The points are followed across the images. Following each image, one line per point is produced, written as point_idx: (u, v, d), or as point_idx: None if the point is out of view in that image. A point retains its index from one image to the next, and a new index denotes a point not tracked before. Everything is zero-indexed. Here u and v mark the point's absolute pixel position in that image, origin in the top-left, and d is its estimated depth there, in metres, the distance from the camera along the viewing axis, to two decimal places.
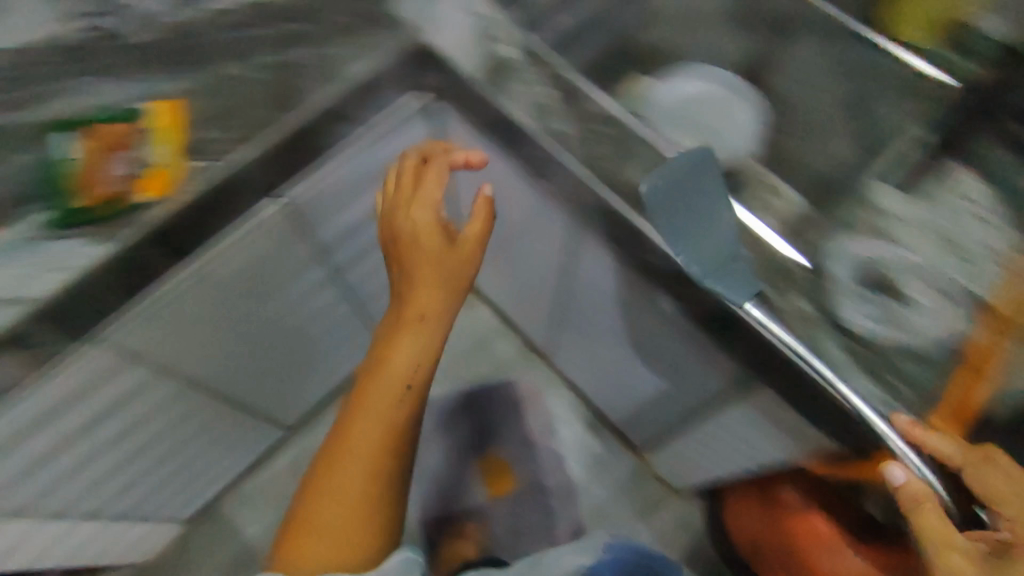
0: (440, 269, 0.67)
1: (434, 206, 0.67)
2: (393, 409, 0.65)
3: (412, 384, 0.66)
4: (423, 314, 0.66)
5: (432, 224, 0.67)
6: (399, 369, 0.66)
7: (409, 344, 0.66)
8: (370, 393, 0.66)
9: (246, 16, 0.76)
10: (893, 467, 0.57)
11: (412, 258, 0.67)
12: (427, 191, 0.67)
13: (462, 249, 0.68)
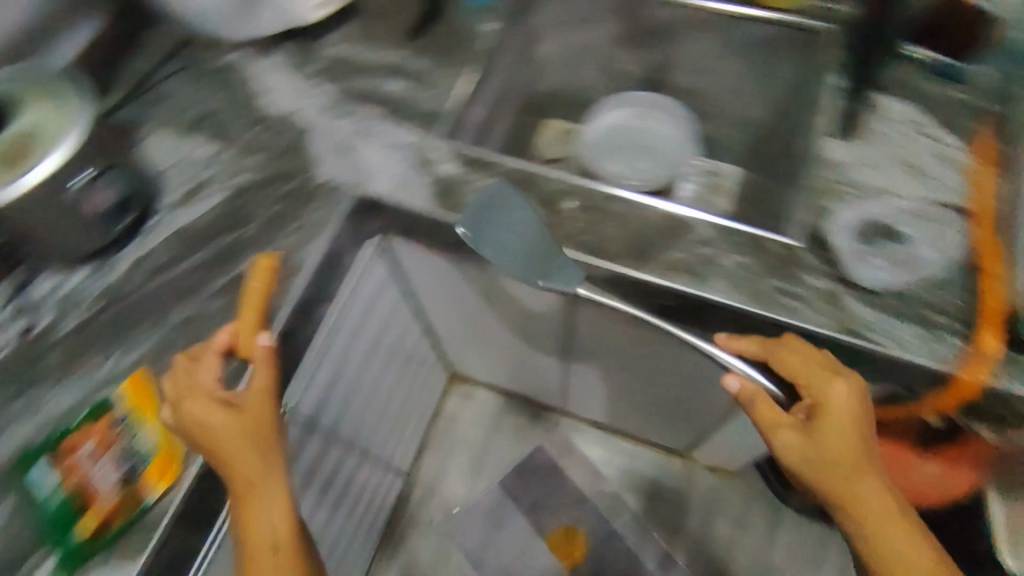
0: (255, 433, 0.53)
1: (219, 412, 0.52)
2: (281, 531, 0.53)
3: (245, 475, 0.52)
4: (252, 420, 0.53)
5: (214, 396, 0.53)
6: (255, 471, 0.52)
7: (253, 462, 0.52)
8: (261, 526, 0.52)
9: (163, 256, 0.66)
10: (727, 377, 0.59)
11: (225, 450, 0.52)
12: (198, 398, 0.53)
13: (261, 389, 0.55)
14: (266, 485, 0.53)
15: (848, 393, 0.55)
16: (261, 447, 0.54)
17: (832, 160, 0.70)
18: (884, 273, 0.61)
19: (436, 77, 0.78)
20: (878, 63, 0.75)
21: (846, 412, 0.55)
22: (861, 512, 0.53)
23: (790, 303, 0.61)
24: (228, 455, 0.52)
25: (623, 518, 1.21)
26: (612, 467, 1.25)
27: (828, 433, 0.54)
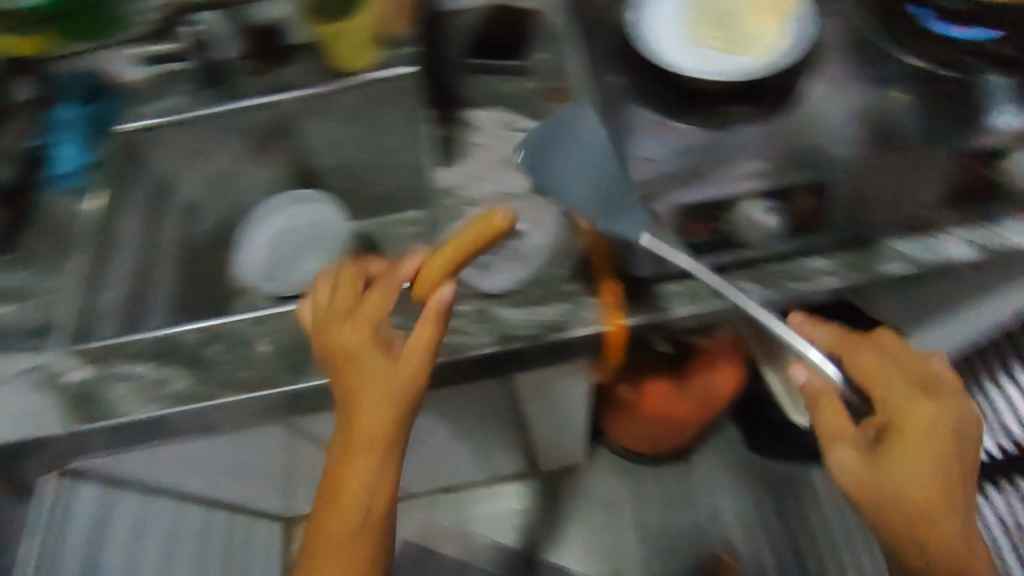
0: (368, 432, 0.52)
1: (375, 307, 0.55)
2: (387, 403, 0.52)
3: (410, 358, 0.53)
4: (426, 339, 0.54)
5: (384, 301, 0.56)
6: (378, 416, 0.52)
7: (418, 360, 0.53)
8: (342, 458, 0.53)
9: None
10: (794, 370, 0.59)
11: (358, 457, 0.52)
12: (370, 303, 0.55)
13: (433, 267, 0.56)
14: (371, 404, 0.52)
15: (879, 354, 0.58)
16: (388, 377, 0.52)
17: (450, 185, 0.72)
18: (513, 271, 0.65)
19: (42, 281, 0.72)
20: (454, 86, 0.78)
21: (930, 440, 0.52)
22: (942, 540, 0.52)
23: (448, 339, 0.63)
24: (360, 405, 0.53)
25: (507, 558, 1.20)
26: (477, 517, 1.24)
27: (892, 466, 0.52)
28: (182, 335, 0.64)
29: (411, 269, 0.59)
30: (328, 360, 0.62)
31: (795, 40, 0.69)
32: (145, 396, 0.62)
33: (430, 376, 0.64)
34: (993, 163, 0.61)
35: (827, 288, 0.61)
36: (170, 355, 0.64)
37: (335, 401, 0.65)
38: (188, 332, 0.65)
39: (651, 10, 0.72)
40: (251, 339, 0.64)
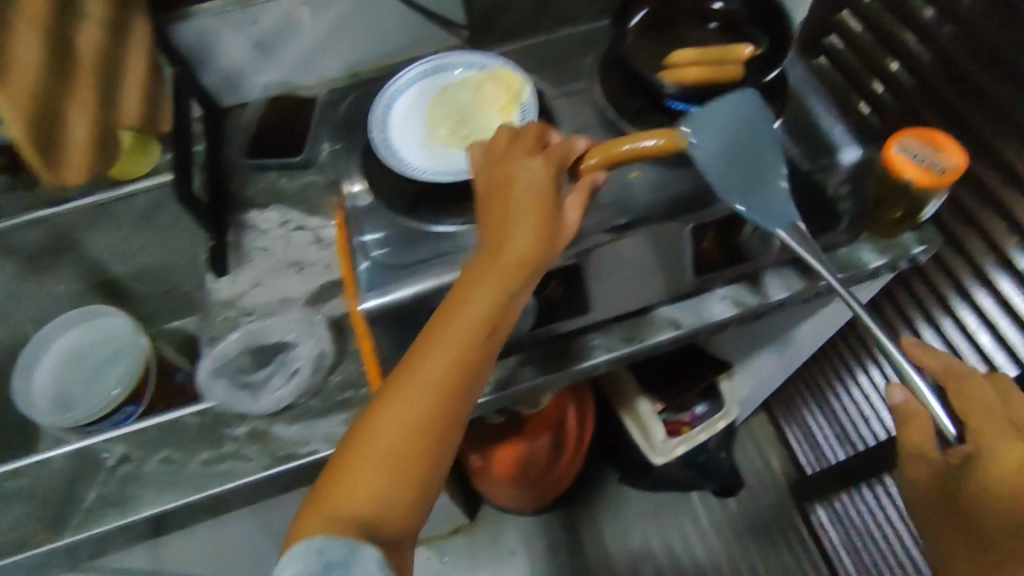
0: (468, 332, 0.44)
1: (527, 155, 0.48)
2: (447, 384, 0.43)
3: (491, 337, 0.44)
4: (514, 266, 0.45)
5: (529, 177, 0.47)
6: (447, 377, 0.43)
7: (488, 297, 0.44)
8: (413, 379, 0.43)
9: None
10: (893, 392, 0.58)
11: (449, 336, 0.43)
12: (517, 175, 0.47)
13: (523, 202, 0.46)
14: (420, 395, 0.43)
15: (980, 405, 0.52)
16: (464, 335, 0.43)
17: (225, 298, 0.70)
18: (282, 389, 0.63)
19: None
20: (234, 188, 0.76)
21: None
22: None
23: (220, 467, 0.61)
24: (451, 318, 0.44)
25: None
26: None
27: (964, 492, 0.50)
28: None
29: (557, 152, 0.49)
30: (96, 508, 0.59)
31: (523, 130, 0.59)
32: None
33: (214, 506, 0.62)
34: (734, 233, 0.61)
35: (595, 361, 0.64)
36: None
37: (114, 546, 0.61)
38: None
39: (386, 102, 0.62)
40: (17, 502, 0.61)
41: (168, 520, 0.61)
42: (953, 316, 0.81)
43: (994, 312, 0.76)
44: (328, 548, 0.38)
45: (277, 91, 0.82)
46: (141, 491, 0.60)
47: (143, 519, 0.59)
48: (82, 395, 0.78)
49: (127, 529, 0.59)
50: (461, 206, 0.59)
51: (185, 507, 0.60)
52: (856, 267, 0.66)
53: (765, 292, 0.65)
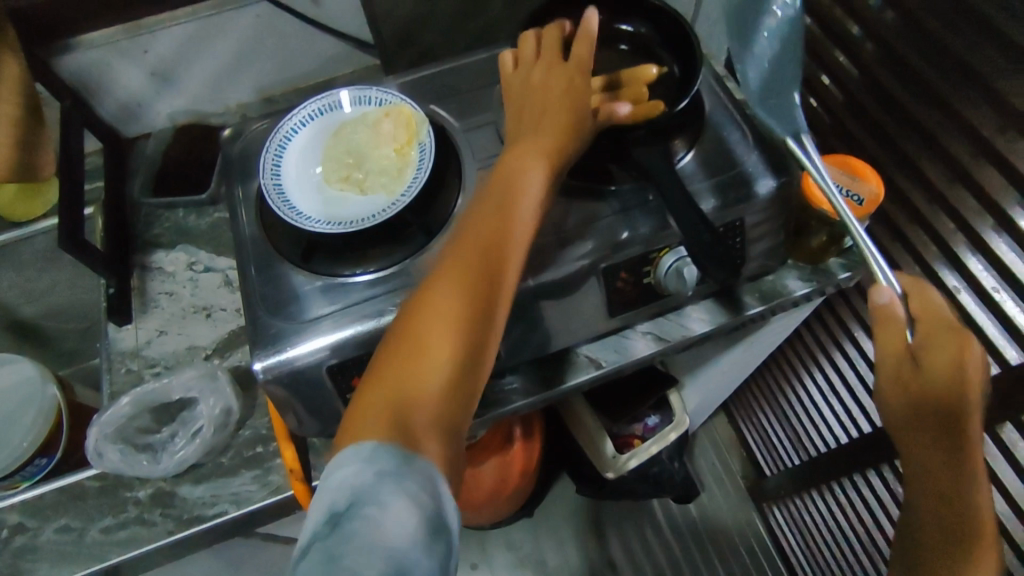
0: (509, 211, 0.46)
1: (555, 54, 0.56)
2: (481, 267, 0.43)
3: (519, 230, 0.46)
4: (544, 145, 0.49)
5: (559, 61, 0.54)
6: (484, 273, 0.43)
7: (530, 171, 0.48)
8: (431, 297, 0.42)
9: None
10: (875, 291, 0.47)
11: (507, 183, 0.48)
12: (547, 53, 0.55)
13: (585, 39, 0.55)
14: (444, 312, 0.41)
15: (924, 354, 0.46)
16: (497, 224, 0.45)
17: (127, 348, 0.66)
18: (184, 450, 0.59)
19: None
20: (139, 228, 0.73)
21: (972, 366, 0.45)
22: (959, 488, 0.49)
23: (122, 534, 0.57)
24: (482, 225, 0.46)
25: None
26: None
27: (924, 378, 0.46)
28: None
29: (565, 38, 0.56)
30: None
31: (421, 168, 0.56)
32: None
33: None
34: (648, 271, 0.58)
35: (513, 406, 0.61)
36: None
37: None
38: None
39: (279, 144, 0.59)
40: None
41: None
42: None
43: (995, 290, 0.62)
44: (377, 458, 0.34)
45: (186, 118, 0.80)
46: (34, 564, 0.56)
47: None
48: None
49: None
50: (360, 254, 0.57)
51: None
52: (781, 295, 0.64)
53: (687, 326, 0.64)
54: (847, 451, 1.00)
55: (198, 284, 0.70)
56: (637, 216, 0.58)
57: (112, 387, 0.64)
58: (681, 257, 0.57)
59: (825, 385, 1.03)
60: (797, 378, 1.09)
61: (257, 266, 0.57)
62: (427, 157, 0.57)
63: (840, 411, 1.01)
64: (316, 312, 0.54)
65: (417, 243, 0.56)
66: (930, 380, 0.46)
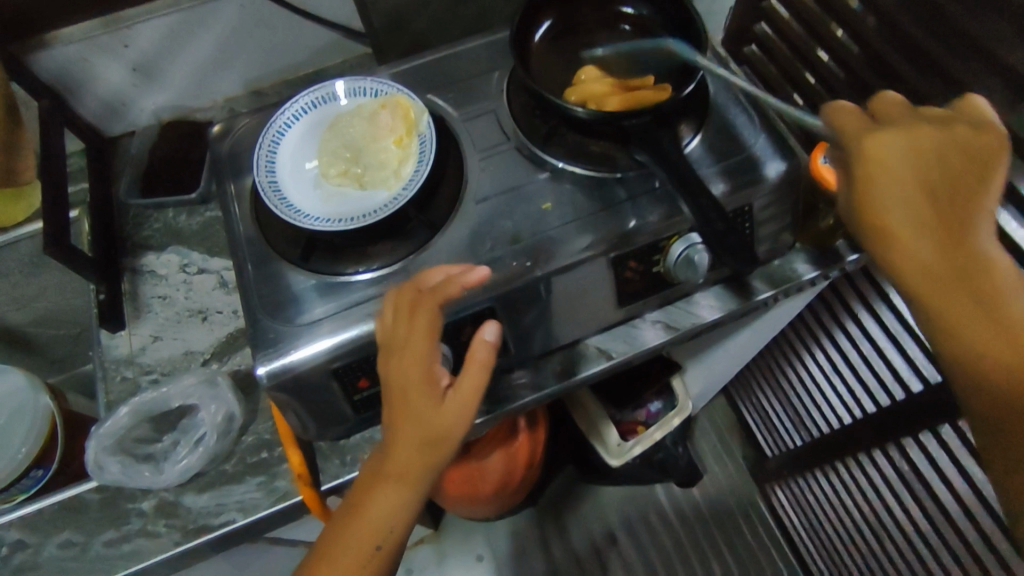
0: (419, 436, 0.48)
1: (431, 346, 0.48)
2: (391, 519, 0.49)
3: (386, 539, 0.49)
4: (408, 473, 0.49)
5: (428, 388, 0.48)
6: (355, 570, 0.48)
7: (406, 462, 0.48)
8: (348, 530, 0.49)
9: None
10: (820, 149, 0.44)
11: (411, 410, 0.48)
12: (419, 340, 0.48)
13: (462, 393, 0.49)
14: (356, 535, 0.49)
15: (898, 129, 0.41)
16: (363, 538, 0.48)
17: (122, 355, 0.64)
18: (187, 458, 0.57)
19: None
20: (127, 230, 0.71)
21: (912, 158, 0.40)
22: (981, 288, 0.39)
23: (126, 547, 0.55)
24: (353, 528, 0.49)
25: None
26: None
27: (882, 192, 0.40)
28: None
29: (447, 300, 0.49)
30: None
31: (422, 162, 0.55)
32: None
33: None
34: (658, 259, 0.57)
35: (523, 402, 0.60)
36: None
37: None
38: None
39: (271, 140, 0.57)
40: None
41: None
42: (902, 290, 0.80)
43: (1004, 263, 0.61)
44: None
45: (171, 115, 0.77)
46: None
47: None
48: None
49: None
50: (360, 252, 0.55)
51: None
52: (790, 279, 0.64)
53: (696, 314, 0.63)
54: (850, 431, 1.00)
55: (193, 286, 0.68)
56: (645, 204, 0.56)
57: (107, 395, 0.62)
58: (692, 244, 0.56)
59: (823, 368, 1.03)
60: (798, 360, 1.08)
61: (256, 268, 0.55)
62: (429, 148, 0.55)
63: (838, 392, 1.02)
64: (321, 312, 0.52)
65: (420, 239, 0.55)
66: (918, 166, 0.40)
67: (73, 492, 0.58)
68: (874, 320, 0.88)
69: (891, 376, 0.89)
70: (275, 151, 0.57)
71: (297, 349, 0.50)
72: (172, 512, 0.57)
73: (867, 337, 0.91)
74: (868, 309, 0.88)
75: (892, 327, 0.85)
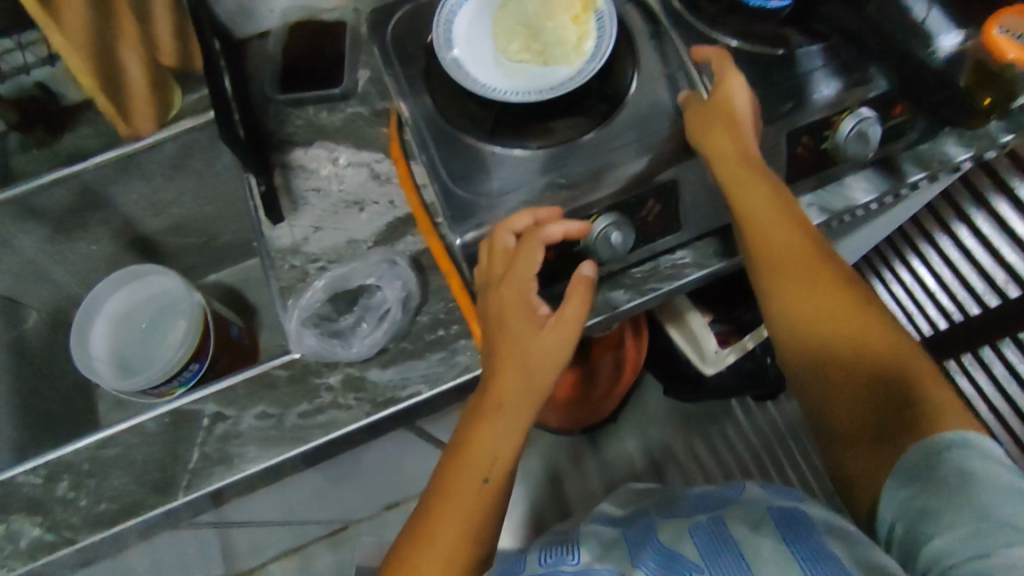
0: (519, 361, 0.52)
1: (530, 277, 0.51)
2: (503, 446, 0.52)
3: (492, 471, 0.51)
4: (510, 407, 0.52)
5: (526, 314, 0.52)
6: (476, 501, 0.51)
7: (513, 388, 0.52)
8: (457, 475, 0.52)
9: None
10: None
11: (505, 342, 0.52)
12: (521, 270, 0.51)
13: (565, 318, 0.52)
14: (467, 466, 0.51)
15: (724, 94, 0.55)
16: (471, 472, 0.51)
17: (286, 245, 0.66)
18: (373, 334, 0.60)
19: None
20: (271, 127, 0.71)
21: (721, 124, 0.53)
22: (759, 228, 0.54)
23: (322, 417, 0.58)
24: (462, 467, 0.52)
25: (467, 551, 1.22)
26: None
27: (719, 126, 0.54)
28: (43, 472, 0.58)
29: (552, 237, 0.51)
30: (204, 462, 0.57)
31: (603, 36, 0.55)
32: (18, 552, 0.55)
33: (320, 454, 0.59)
34: (828, 136, 0.58)
35: (686, 280, 0.61)
36: (31, 502, 0.57)
37: (221, 498, 0.59)
38: (46, 465, 0.58)
39: (447, 19, 0.58)
40: (115, 462, 0.58)
41: (275, 469, 0.58)
42: (1009, 195, 0.88)
43: None
44: None
45: (300, 15, 0.77)
46: (245, 444, 0.58)
47: (250, 472, 0.57)
48: (146, 360, 0.74)
49: (236, 482, 0.57)
50: (544, 126, 0.56)
51: (294, 456, 0.57)
52: (942, 161, 0.64)
53: (851, 196, 0.64)
54: (935, 339, 0.98)
55: (344, 179, 0.69)
56: (819, 78, 0.57)
57: (278, 277, 0.64)
58: (864, 118, 0.56)
59: (903, 287, 1.02)
60: (872, 280, 1.07)
61: (438, 145, 0.57)
62: (608, 20, 0.56)
63: (924, 307, 1.01)
64: (508, 183, 0.55)
65: (600, 113, 0.57)
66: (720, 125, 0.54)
67: (265, 368, 0.60)
68: (987, 218, 0.91)
69: (1002, 275, 0.90)
70: (454, 29, 0.57)
71: (492, 218, 0.54)
72: (362, 381, 0.59)
73: (979, 241, 0.93)
74: (982, 205, 0.91)
75: (1008, 218, 0.89)
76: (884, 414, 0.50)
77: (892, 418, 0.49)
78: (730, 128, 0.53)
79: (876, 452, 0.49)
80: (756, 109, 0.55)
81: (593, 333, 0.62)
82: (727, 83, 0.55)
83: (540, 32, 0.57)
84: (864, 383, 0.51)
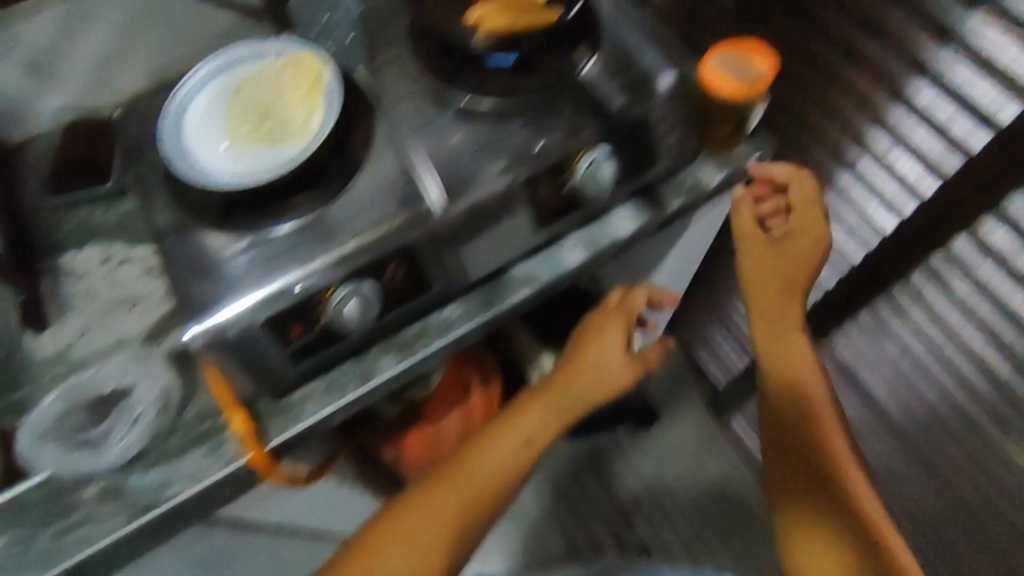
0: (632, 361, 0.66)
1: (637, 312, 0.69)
2: (550, 426, 0.63)
3: (533, 443, 0.62)
4: (570, 394, 0.64)
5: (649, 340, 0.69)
6: (502, 466, 0.60)
7: (615, 380, 0.65)
8: (495, 440, 0.61)
9: None
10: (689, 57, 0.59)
11: (603, 343, 0.66)
12: (636, 301, 0.70)
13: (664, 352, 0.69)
14: (504, 435, 0.61)
15: (801, 204, 0.66)
16: (515, 437, 0.61)
17: (50, 354, 0.63)
18: (126, 439, 0.57)
19: None
20: (41, 233, 0.69)
21: (807, 225, 0.66)
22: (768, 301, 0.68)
23: (73, 537, 0.54)
24: (501, 435, 0.62)
25: None
26: None
27: (790, 234, 0.66)
28: None
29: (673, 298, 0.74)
30: None
31: (331, 111, 0.55)
32: None
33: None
34: (567, 179, 0.58)
35: (456, 333, 0.61)
36: None
37: None
38: None
39: (178, 110, 0.57)
40: None
41: None
42: (901, 100, 0.76)
43: (963, 79, 0.70)
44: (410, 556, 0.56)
45: (73, 115, 0.74)
46: None
47: None
48: None
49: None
50: (286, 202, 0.55)
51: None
52: (700, 188, 0.66)
53: (614, 231, 0.64)
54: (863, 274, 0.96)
55: (116, 276, 0.67)
56: (549, 126, 0.57)
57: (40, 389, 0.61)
58: (596, 158, 0.57)
59: None
60: None
61: (177, 237, 0.56)
62: (338, 95, 0.56)
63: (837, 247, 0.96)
64: (246, 265, 0.54)
65: (340, 185, 0.55)
66: (804, 221, 0.66)
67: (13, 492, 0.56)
68: (883, 131, 0.79)
69: (931, 174, 0.79)
70: (186, 119, 0.56)
71: (227, 306, 0.53)
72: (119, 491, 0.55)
73: (893, 139, 0.79)
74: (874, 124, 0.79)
75: (906, 126, 0.77)
76: (826, 497, 0.67)
77: (820, 499, 0.67)
78: (800, 249, 0.66)
79: (813, 518, 0.67)
80: (812, 204, 0.66)
81: (374, 397, 0.62)
82: (798, 181, 0.67)
83: (273, 112, 0.56)
84: (797, 460, 0.69)
